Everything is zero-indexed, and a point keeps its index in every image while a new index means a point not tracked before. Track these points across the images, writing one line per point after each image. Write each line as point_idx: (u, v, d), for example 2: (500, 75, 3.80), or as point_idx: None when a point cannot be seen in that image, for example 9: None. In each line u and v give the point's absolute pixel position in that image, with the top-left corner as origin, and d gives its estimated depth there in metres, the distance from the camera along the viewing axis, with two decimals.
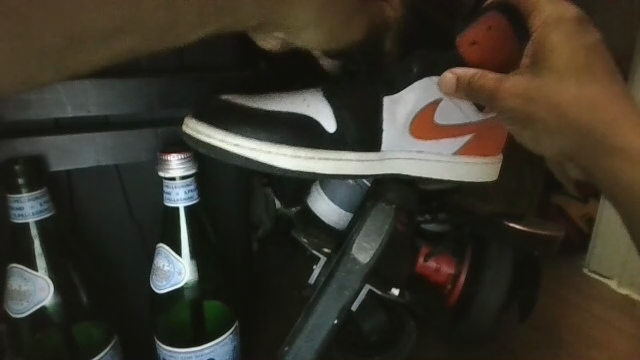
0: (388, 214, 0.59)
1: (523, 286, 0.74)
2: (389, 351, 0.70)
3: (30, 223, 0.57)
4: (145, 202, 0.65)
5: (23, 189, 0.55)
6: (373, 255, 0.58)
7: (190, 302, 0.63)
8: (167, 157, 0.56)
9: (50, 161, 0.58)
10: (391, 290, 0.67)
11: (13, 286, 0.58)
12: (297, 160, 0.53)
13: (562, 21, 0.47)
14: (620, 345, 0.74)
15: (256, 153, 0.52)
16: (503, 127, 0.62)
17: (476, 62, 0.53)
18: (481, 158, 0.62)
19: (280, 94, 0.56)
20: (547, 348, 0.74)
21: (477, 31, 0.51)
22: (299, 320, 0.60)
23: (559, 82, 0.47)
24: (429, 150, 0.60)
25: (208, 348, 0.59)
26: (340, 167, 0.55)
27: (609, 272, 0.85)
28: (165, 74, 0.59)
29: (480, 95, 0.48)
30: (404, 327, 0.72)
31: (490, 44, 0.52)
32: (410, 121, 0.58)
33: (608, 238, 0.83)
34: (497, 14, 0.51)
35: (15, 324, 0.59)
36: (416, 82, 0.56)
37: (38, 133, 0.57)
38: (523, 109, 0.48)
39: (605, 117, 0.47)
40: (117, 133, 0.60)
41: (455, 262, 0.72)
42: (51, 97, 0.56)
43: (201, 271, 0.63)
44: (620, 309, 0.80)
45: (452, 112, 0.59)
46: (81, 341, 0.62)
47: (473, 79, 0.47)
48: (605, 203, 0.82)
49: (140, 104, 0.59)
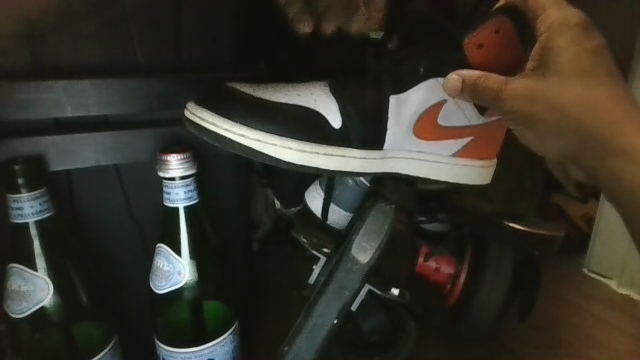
0: (388, 214, 0.58)
1: (523, 286, 0.74)
2: (389, 351, 0.70)
3: (30, 223, 0.57)
4: (146, 201, 0.65)
5: (23, 189, 0.55)
6: (373, 255, 0.58)
7: (190, 302, 0.63)
8: (167, 157, 0.56)
9: (50, 161, 0.58)
10: (391, 290, 0.67)
11: (13, 286, 0.58)
12: (302, 154, 0.53)
13: (565, 24, 0.47)
14: (619, 345, 0.74)
15: (261, 145, 0.52)
16: (502, 129, 0.62)
17: (480, 65, 0.53)
18: (478, 160, 0.62)
19: (286, 86, 0.57)
20: (547, 348, 0.74)
21: (484, 34, 0.52)
22: (299, 319, 0.59)
23: (563, 84, 0.47)
24: (429, 151, 0.60)
25: (208, 348, 0.59)
26: (343, 164, 0.55)
27: (609, 271, 0.85)
28: (165, 74, 0.59)
29: (486, 97, 0.47)
30: (404, 326, 0.72)
31: (496, 48, 0.52)
32: (414, 122, 0.58)
33: (608, 238, 0.83)
34: (505, 18, 0.51)
35: (15, 324, 0.59)
36: (423, 82, 0.56)
37: (38, 133, 0.57)
38: (526, 110, 0.47)
39: (607, 120, 0.47)
40: (117, 133, 0.60)
41: (455, 262, 0.72)
42: (50, 97, 0.55)
43: (201, 271, 0.63)
44: (620, 309, 0.80)
45: (454, 114, 0.59)
46: (81, 341, 0.62)
47: (479, 81, 0.47)
48: (606, 203, 0.82)
49: (140, 104, 0.59)
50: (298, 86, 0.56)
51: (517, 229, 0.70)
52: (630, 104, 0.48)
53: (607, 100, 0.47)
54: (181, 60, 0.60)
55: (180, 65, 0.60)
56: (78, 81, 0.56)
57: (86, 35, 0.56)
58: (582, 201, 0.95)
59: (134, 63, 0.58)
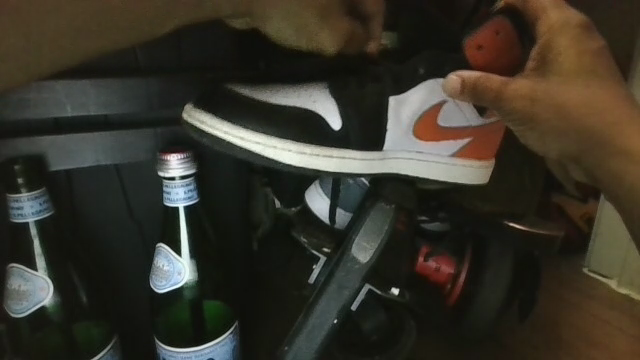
0: (388, 214, 0.58)
1: (525, 287, 0.74)
2: (390, 351, 0.69)
3: (29, 223, 0.57)
4: (145, 201, 0.65)
5: (23, 189, 0.55)
6: (373, 254, 0.58)
7: (190, 301, 0.63)
8: (166, 157, 0.56)
9: (50, 161, 0.59)
10: (391, 290, 0.64)
11: (13, 286, 0.58)
12: (302, 157, 0.53)
13: (565, 27, 0.47)
14: (619, 344, 0.74)
15: (261, 148, 0.52)
16: (500, 129, 0.62)
17: (479, 66, 0.53)
18: (476, 161, 0.62)
19: (285, 86, 0.57)
20: (548, 347, 0.74)
21: (484, 35, 0.51)
22: (299, 320, 0.59)
23: (565, 86, 0.47)
24: (429, 152, 0.60)
25: (208, 348, 0.59)
26: (342, 166, 0.55)
27: (609, 271, 0.85)
28: (165, 74, 0.59)
29: (486, 97, 0.47)
30: (405, 325, 0.71)
31: (496, 49, 0.52)
32: (413, 123, 0.58)
33: (608, 237, 0.84)
34: (505, 19, 0.51)
35: (15, 324, 0.59)
36: (422, 82, 0.56)
37: (39, 133, 0.57)
38: (528, 111, 0.47)
39: (604, 119, 0.47)
40: (117, 133, 0.60)
41: (455, 261, 0.72)
42: (50, 97, 0.56)
43: (201, 270, 0.63)
44: (620, 308, 0.81)
45: (453, 113, 0.59)
46: (81, 342, 0.62)
47: (479, 81, 0.46)
48: (606, 202, 0.83)
49: (140, 105, 0.59)
50: (298, 87, 0.56)
51: (516, 229, 0.71)
52: (630, 103, 0.48)
53: (605, 97, 0.47)
54: (180, 60, 0.60)
55: (179, 64, 0.60)
56: (77, 82, 0.56)
57: None
58: (582, 201, 0.97)
59: (135, 63, 0.58)
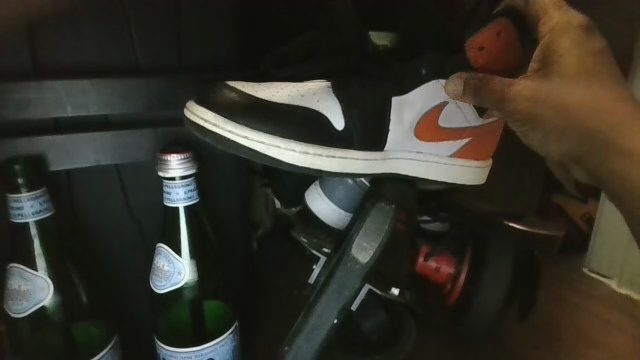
0: (388, 215, 0.58)
1: (525, 287, 0.74)
2: (389, 351, 0.69)
3: (30, 223, 0.57)
4: (146, 201, 0.65)
5: (23, 189, 0.55)
6: (373, 255, 0.58)
7: (190, 302, 0.63)
8: (166, 157, 0.56)
9: (50, 161, 0.58)
10: (391, 290, 0.65)
11: (13, 286, 0.58)
12: (305, 157, 0.53)
13: (568, 28, 0.48)
14: (619, 344, 0.74)
15: (264, 147, 0.52)
16: (499, 131, 0.62)
17: (481, 66, 0.52)
18: (475, 161, 0.62)
19: (285, 84, 0.56)
20: (548, 347, 0.74)
21: (484, 37, 0.51)
22: (299, 319, 0.59)
23: (567, 87, 0.47)
24: (429, 152, 0.60)
25: (208, 348, 0.59)
26: (345, 165, 0.55)
27: (609, 271, 0.86)
28: (165, 73, 0.59)
29: (489, 98, 0.48)
30: (404, 327, 0.72)
31: (496, 50, 0.51)
32: (415, 125, 0.58)
33: (608, 236, 0.84)
34: (504, 20, 0.51)
35: (14, 323, 0.59)
36: (425, 83, 0.56)
37: (39, 133, 0.57)
38: (527, 112, 0.47)
39: (607, 121, 0.47)
40: (117, 133, 0.60)
41: (455, 262, 0.72)
42: (51, 97, 0.55)
43: (201, 271, 0.63)
44: (620, 308, 0.81)
45: (454, 114, 0.59)
46: (80, 341, 0.63)
47: (479, 83, 0.48)
48: (607, 202, 0.83)
49: (140, 105, 0.59)
50: (299, 86, 0.56)
51: (515, 229, 0.71)
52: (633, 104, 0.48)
53: (606, 98, 0.47)
54: (181, 59, 0.60)
55: (180, 65, 0.60)
56: (77, 81, 0.55)
57: (87, 35, 0.56)
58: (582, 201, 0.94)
59: (134, 64, 0.58)
